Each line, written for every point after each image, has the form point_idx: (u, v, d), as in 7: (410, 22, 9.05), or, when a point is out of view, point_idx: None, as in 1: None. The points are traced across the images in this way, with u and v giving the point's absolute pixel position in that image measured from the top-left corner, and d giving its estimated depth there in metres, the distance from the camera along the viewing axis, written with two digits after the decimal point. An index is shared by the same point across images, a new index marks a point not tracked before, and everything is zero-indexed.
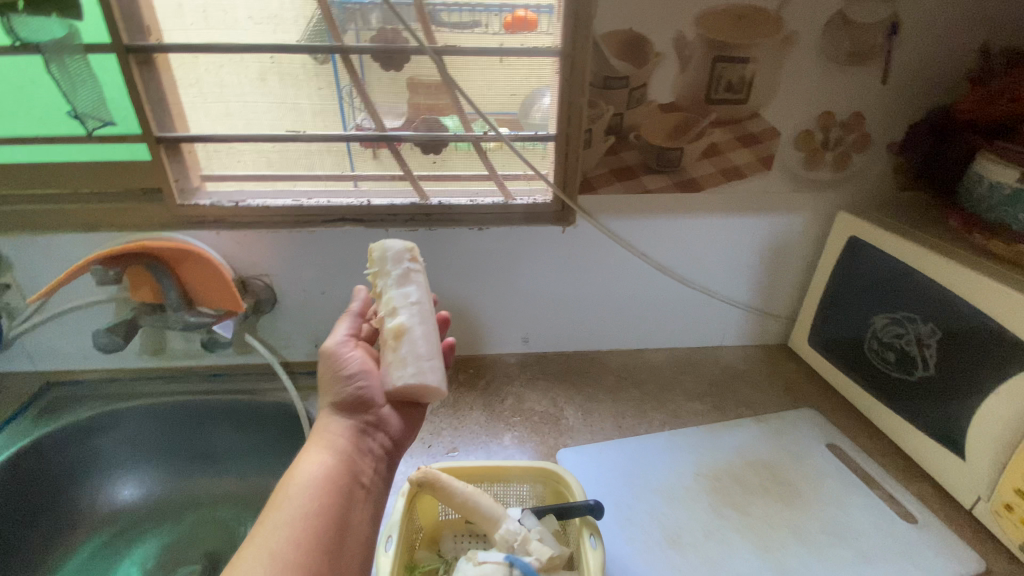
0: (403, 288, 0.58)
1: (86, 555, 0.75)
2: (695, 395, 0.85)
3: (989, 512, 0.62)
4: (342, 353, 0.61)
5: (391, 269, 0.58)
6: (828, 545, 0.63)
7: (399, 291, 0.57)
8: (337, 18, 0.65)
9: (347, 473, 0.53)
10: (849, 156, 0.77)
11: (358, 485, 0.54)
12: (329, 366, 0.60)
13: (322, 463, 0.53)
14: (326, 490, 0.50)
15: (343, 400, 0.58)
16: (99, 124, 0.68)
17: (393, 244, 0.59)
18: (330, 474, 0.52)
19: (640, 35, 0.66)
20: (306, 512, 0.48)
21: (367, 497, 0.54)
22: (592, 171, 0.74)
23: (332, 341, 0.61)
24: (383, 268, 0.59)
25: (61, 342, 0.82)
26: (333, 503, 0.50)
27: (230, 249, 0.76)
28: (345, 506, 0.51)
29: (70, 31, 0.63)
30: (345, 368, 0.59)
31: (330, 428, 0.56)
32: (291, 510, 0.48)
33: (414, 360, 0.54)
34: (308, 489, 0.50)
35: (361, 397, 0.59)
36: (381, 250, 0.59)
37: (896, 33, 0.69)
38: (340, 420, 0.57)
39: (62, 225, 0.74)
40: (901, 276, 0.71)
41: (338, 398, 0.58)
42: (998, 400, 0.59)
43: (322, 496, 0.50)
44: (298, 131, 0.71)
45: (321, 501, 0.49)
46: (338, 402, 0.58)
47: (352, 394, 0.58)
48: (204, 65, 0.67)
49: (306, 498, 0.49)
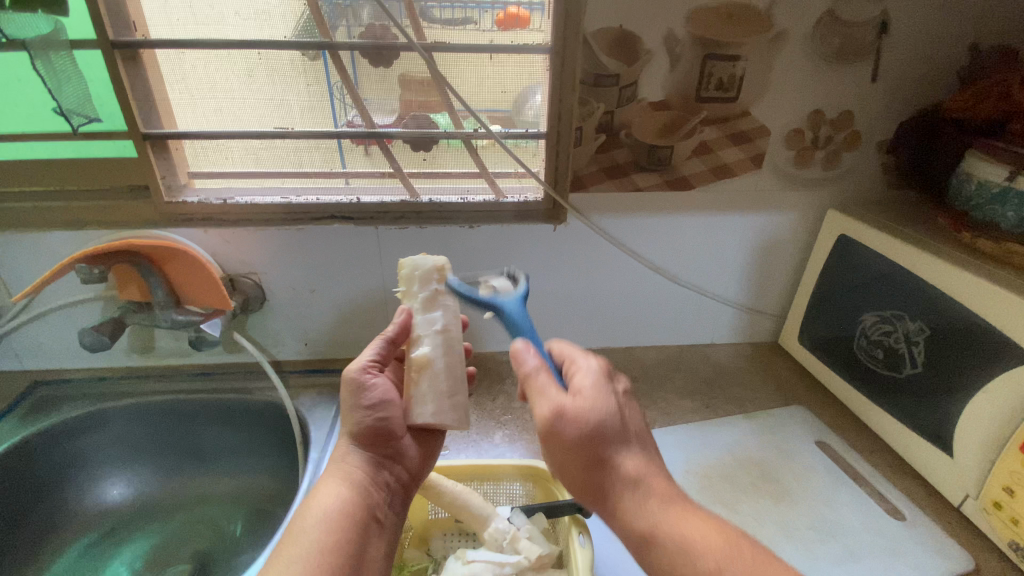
0: (428, 313, 0.56)
1: (74, 554, 0.75)
2: (686, 393, 0.85)
3: (978, 509, 0.62)
4: (363, 381, 0.55)
5: (419, 291, 0.56)
6: (817, 542, 0.63)
7: (426, 318, 0.55)
8: (326, 14, 0.65)
9: (364, 506, 0.52)
10: (838, 155, 0.77)
11: (374, 519, 0.52)
12: (351, 394, 0.55)
13: (338, 494, 0.51)
14: (343, 524, 0.49)
15: (362, 431, 0.55)
16: (83, 121, 0.67)
17: (424, 262, 0.55)
18: (347, 507, 0.51)
19: (631, 32, 0.66)
20: (323, 546, 0.47)
21: (382, 532, 0.53)
22: (583, 169, 0.74)
23: (355, 366, 0.55)
24: (411, 288, 0.56)
25: (49, 342, 0.81)
26: (350, 539, 0.49)
27: (218, 248, 0.75)
28: (361, 541, 0.50)
29: (56, 27, 0.63)
30: (366, 399, 0.55)
31: (348, 457, 0.55)
32: (307, 543, 0.47)
33: (433, 398, 0.54)
34: (324, 522, 0.49)
35: (382, 431, 0.56)
36: (411, 267, 0.55)
37: (885, 31, 0.69)
38: (359, 451, 0.55)
39: (46, 223, 0.73)
40: (891, 274, 0.71)
41: (356, 428, 0.55)
42: (985, 398, 0.59)
43: (339, 530, 0.49)
44: (286, 128, 0.71)
45: (338, 535, 0.48)
46: (357, 434, 0.56)
47: (371, 426, 0.55)
48: (190, 61, 0.66)
49: (323, 531, 0.48)
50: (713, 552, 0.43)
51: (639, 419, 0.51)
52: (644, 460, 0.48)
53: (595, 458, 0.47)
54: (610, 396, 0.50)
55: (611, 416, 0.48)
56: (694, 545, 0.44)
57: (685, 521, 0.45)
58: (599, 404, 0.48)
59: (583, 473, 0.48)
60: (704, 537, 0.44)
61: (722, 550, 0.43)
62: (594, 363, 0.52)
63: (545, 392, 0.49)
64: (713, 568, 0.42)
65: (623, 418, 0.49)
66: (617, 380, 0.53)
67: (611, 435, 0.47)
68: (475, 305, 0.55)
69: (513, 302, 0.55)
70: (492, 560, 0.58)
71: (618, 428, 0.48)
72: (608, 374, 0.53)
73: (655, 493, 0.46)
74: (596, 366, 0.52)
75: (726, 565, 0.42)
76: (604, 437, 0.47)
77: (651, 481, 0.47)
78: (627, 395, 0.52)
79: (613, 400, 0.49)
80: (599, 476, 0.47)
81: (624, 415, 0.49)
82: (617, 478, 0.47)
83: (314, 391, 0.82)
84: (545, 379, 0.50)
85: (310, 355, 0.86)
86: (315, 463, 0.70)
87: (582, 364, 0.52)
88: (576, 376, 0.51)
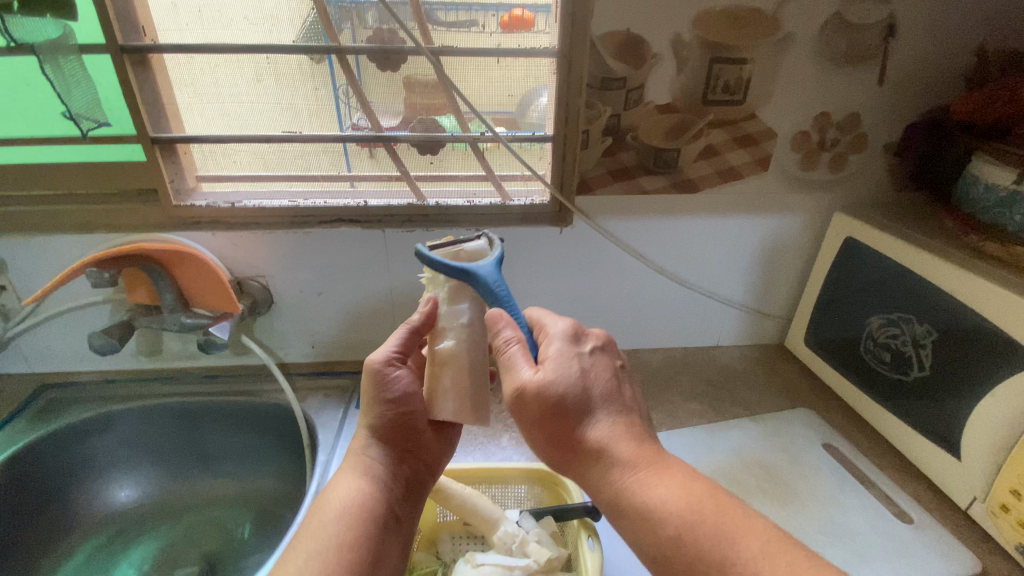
0: (454, 304, 0.54)
1: (83, 557, 0.75)
2: (693, 395, 0.85)
3: (985, 512, 0.62)
4: (386, 373, 0.55)
5: (445, 280, 0.54)
6: (825, 545, 0.63)
7: (451, 310, 0.54)
8: (333, 17, 0.65)
9: (381, 503, 0.52)
10: (846, 156, 0.77)
11: (392, 516, 0.52)
12: (373, 385, 0.55)
13: (356, 490, 0.51)
14: (359, 521, 0.49)
15: (383, 424, 0.55)
16: (93, 124, 0.69)
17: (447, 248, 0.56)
18: (365, 501, 0.51)
19: (638, 36, 0.66)
20: (341, 542, 0.47)
21: (398, 530, 0.53)
22: (589, 172, 0.74)
23: (379, 356, 0.55)
24: (438, 275, 0.55)
25: (57, 344, 0.82)
26: (368, 535, 0.49)
27: (226, 251, 0.76)
28: (378, 538, 0.50)
29: (65, 32, 0.63)
30: (388, 391, 0.54)
31: (366, 449, 0.54)
32: (325, 540, 0.47)
33: (455, 395, 0.54)
34: (342, 517, 0.49)
35: (405, 423, 0.55)
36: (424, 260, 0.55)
37: (892, 34, 0.69)
38: (378, 444, 0.55)
39: (53, 227, 0.73)
40: (896, 276, 0.71)
41: (377, 420, 0.55)
42: (993, 401, 0.59)
43: (357, 526, 0.49)
44: (294, 132, 0.71)
45: (356, 532, 0.49)
46: (378, 425, 0.55)
47: (393, 418, 0.55)
48: (198, 66, 0.67)
49: (341, 527, 0.48)
50: (676, 515, 0.43)
51: (609, 378, 0.50)
52: (612, 426, 0.47)
53: (562, 431, 0.47)
54: (573, 360, 0.49)
55: (571, 386, 0.48)
56: (657, 510, 0.43)
57: (650, 485, 0.45)
58: (559, 375, 0.48)
59: (553, 448, 0.49)
60: (667, 500, 0.44)
61: (683, 510, 0.43)
62: (561, 328, 0.52)
63: (514, 367, 0.49)
64: (674, 534, 0.42)
65: (587, 383, 0.49)
66: (585, 341, 0.52)
67: (574, 405, 0.47)
68: (448, 273, 0.52)
69: (488, 266, 0.53)
70: (502, 564, 0.58)
71: (580, 398, 0.47)
72: (576, 337, 0.52)
73: (621, 462, 0.46)
74: (562, 331, 0.52)
75: (686, 529, 0.42)
76: (567, 408, 0.47)
77: (619, 448, 0.46)
78: (595, 354, 0.52)
79: (575, 365, 0.49)
80: (569, 449, 0.48)
81: (588, 381, 0.49)
82: (585, 449, 0.47)
83: (322, 394, 0.82)
84: (517, 352, 0.49)
85: (317, 357, 0.87)
86: (324, 465, 0.70)
87: (550, 330, 0.52)
88: (544, 343, 0.52)
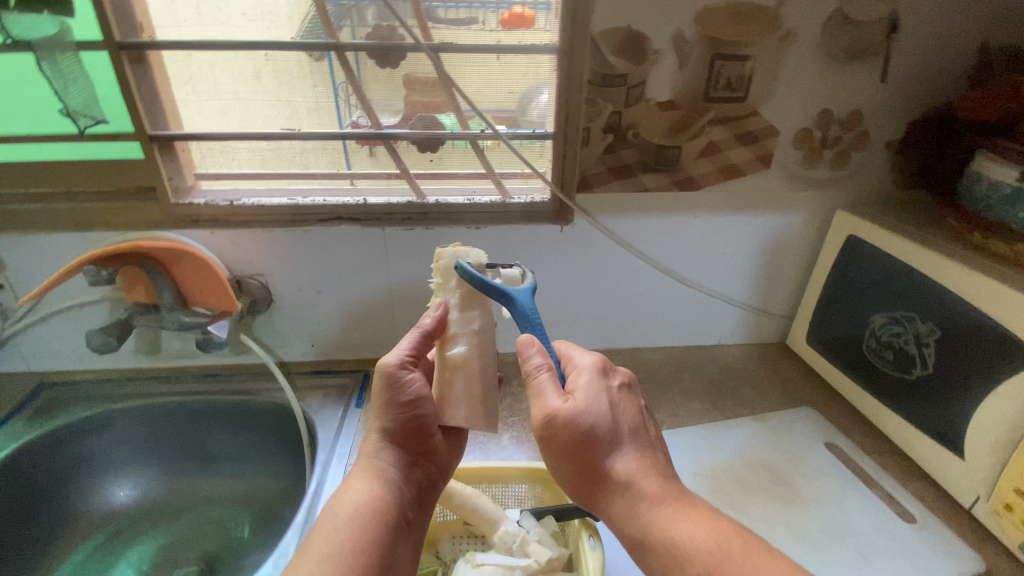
0: (465, 311, 0.55)
1: (82, 556, 0.75)
2: (694, 394, 0.84)
3: (989, 511, 0.62)
4: (400, 377, 0.54)
5: (455, 285, 0.54)
6: (826, 544, 0.63)
7: (464, 316, 0.54)
8: (332, 14, 0.64)
9: (393, 509, 0.51)
10: (848, 153, 0.76)
11: (404, 520, 0.52)
12: (386, 387, 0.54)
13: (368, 492, 0.51)
14: (373, 525, 0.49)
15: (397, 427, 0.54)
16: (91, 122, 0.68)
17: (466, 256, 0.54)
18: (378, 506, 0.50)
19: (639, 32, 0.65)
20: (353, 548, 0.47)
21: (409, 535, 0.53)
22: (590, 170, 0.74)
23: (393, 360, 0.54)
24: (448, 282, 0.55)
25: (55, 343, 0.81)
26: (381, 541, 0.49)
27: (225, 249, 0.75)
28: (390, 542, 0.50)
29: (62, 29, 0.63)
30: (402, 395, 0.54)
31: (379, 453, 0.54)
32: (336, 544, 0.47)
33: (466, 401, 0.54)
34: (355, 520, 0.49)
35: (418, 427, 0.55)
36: (450, 258, 0.54)
37: (895, 30, 0.69)
38: (389, 448, 0.54)
39: (52, 225, 0.72)
40: (899, 274, 0.70)
41: (390, 423, 0.54)
42: (997, 400, 0.59)
43: (371, 531, 0.49)
44: (293, 129, 0.71)
45: (370, 538, 0.48)
46: (391, 429, 0.54)
47: (407, 423, 0.54)
48: (196, 63, 0.66)
49: (354, 531, 0.48)
50: (703, 552, 0.43)
51: (635, 416, 0.51)
52: (638, 461, 0.48)
53: (588, 461, 0.48)
54: (603, 394, 0.50)
55: (601, 417, 0.48)
56: (685, 546, 0.44)
57: (674, 522, 0.45)
58: (590, 406, 0.49)
59: (578, 478, 0.49)
60: (694, 538, 0.44)
61: (712, 550, 0.43)
62: (590, 361, 0.53)
63: (544, 395, 0.49)
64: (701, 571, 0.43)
65: (616, 417, 0.50)
66: (613, 376, 0.53)
67: (603, 437, 0.48)
68: (487, 292, 0.52)
69: (525, 292, 0.53)
70: (503, 563, 0.58)
71: (609, 431, 0.48)
72: (604, 371, 0.53)
73: (647, 496, 0.46)
74: (591, 364, 0.53)
75: (715, 567, 0.42)
76: (596, 440, 0.48)
77: (644, 483, 0.47)
78: (623, 391, 0.52)
79: (605, 399, 0.50)
80: (594, 481, 0.48)
81: (616, 415, 0.49)
82: (609, 481, 0.48)
83: (321, 393, 0.82)
84: (547, 380, 0.49)
85: (317, 356, 0.86)
86: (323, 465, 0.70)
87: (578, 362, 0.53)
88: (573, 373, 0.52)
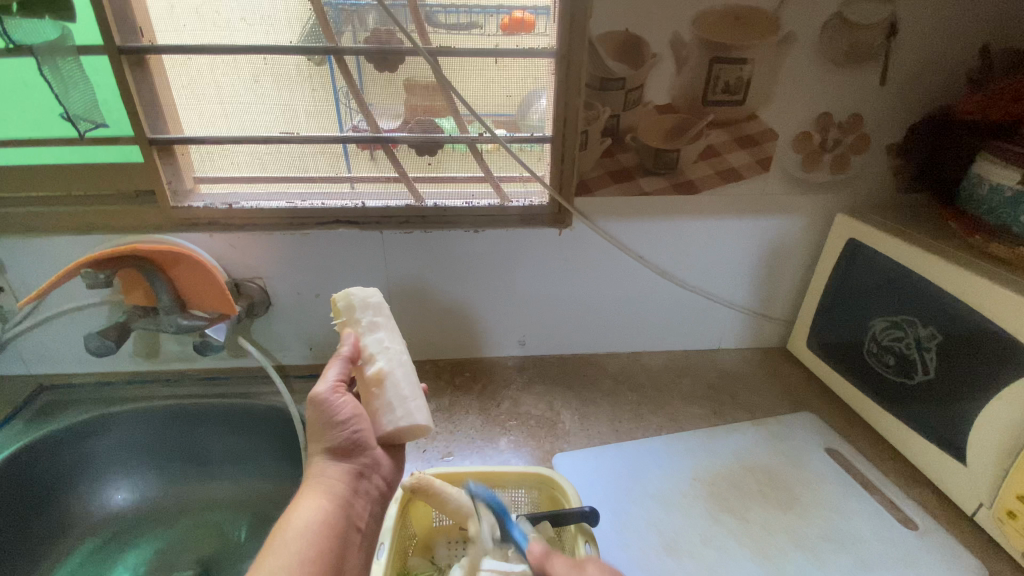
0: (375, 333, 0.58)
1: (78, 559, 0.76)
2: (694, 398, 0.84)
3: (991, 518, 0.61)
4: (332, 401, 0.55)
5: (360, 316, 0.58)
6: (827, 551, 0.62)
7: (372, 339, 0.57)
8: (332, 19, 0.65)
9: (344, 518, 0.53)
10: (846, 157, 0.76)
11: (354, 528, 0.54)
12: (320, 413, 0.55)
13: (318, 509, 0.52)
14: (324, 537, 0.51)
15: (337, 445, 0.55)
16: (91, 126, 0.69)
17: (360, 291, 0.59)
18: (328, 519, 0.52)
19: (637, 36, 0.66)
20: (305, 559, 0.48)
21: (361, 540, 0.55)
22: (588, 174, 0.74)
23: (324, 386, 0.55)
24: (353, 317, 0.58)
25: (54, 347, 0.82)
26: (331, 551, 0.51)
27: (224, 252, 0.75)
28: (340, 552, 0.52)
29: (64, 33, 0.63)
30: (336, 417, 0.55)
31: (325, 470, 0.54)
32: (289, 556, 0.48)
33: (399, 403, 0.54)
34: (306, 534, 0.50)
35: (356, 444, 0.56)
36: (348, 299, 0.59)
37: (894, 34, 0.68)
38: (335, 464, 0.55)
39: (52, 228, 0.73)
40: (902, 278, 0.70)
41: (332, 442, 0.55)
42: (1000, 406, 0.58)
43: (321, 543, 0.50)
44: (292, 133, 0.71)
45: (322, 548, 0.50)
46: (333, 447, 0.55)
47: (343, 442, 0.55)
48: (196, 66, 0.66)
49: (304, 544, 0.49)
50: None
51: None
52: None
53: None
54: None
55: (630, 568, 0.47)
56: None
57: None
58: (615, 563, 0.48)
59: None
60: None
61: None
62: None
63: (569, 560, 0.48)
64: None
65: None
66: None
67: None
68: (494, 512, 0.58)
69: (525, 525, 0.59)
70: (499, 569, 0.56)
71: None
72: None
73: None
74: None
75: None
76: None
77: None
78: None
79: None
80: None
81: None
82: None
83: None
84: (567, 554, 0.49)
85: (315, 359, 0.86)
86: None
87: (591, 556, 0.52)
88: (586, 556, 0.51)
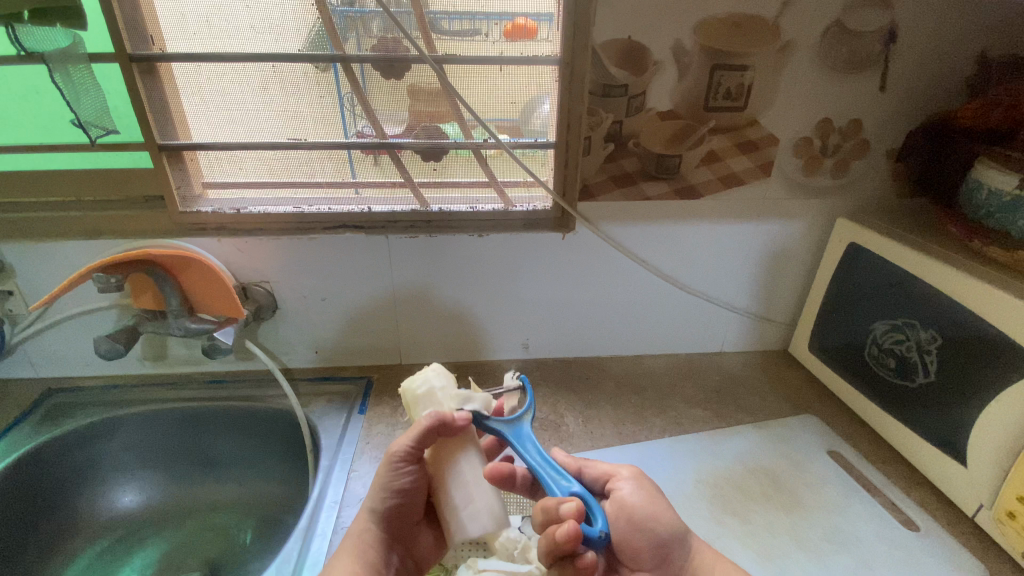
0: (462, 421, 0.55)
1: (85, 562, 0.76)
2: (697, 401, 0.84)
3: (991, 519, 0.62)
4: (398, 467, 0.55)
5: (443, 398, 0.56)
6: (830, 552, 0.62)
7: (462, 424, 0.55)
8: (339, 27, 0.66)
9: None
10: (848, 162, 0.77)
11: None
12: (384, 471, 0.55)
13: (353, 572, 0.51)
14: None
15: (387, 513, 0.56)
16: (102, 132, 0.69)
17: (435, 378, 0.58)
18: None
19: (639, 43, 0.66)
20: None
21: None
22: (591, 179, 0.74)
23: (400, 450, 0.54)
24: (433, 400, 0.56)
25: (63, 350, 0.83)
26: None
27: (231, 257, 0.76)
28: None
29: (74, 41, 0.64)
30: (398, 482, 0.55)
31: (364, 532, 0.55)
32: None
33: (471, 510, 0.53)
34: None
35: (402, 515, 0.57)
36: (425, 383, 0.57)
37: (893, 40, 0.69)
38: (373, 527, 0.56)
39: (63, 233, 0.74)
40: (902, 282, 0.70)
41: (379, 506, 0.56)
42: (999, 408, 0.59)
43: None
44: (298, 139, 0.72)
45: None
46: (382, 512, 0.56)
47: (395, 510, 0.56)
48: (205, 74, 0.67)
49: None
50: None
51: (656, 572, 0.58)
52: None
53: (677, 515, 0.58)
54: None
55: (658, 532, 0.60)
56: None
57: None
58: None
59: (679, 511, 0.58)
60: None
61: None
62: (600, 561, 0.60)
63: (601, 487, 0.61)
64: None
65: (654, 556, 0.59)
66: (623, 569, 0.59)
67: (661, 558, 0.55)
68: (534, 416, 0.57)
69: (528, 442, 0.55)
70: (502, 568, 0.55)
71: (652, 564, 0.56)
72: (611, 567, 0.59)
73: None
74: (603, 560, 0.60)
75: None
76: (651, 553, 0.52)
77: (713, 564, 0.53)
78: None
79: None
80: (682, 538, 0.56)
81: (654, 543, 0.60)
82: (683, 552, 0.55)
83: (324, 399, 0.82)
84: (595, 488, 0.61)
85: (321, 362, 0.87)
86: (327, 470, 0.70)
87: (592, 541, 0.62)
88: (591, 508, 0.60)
